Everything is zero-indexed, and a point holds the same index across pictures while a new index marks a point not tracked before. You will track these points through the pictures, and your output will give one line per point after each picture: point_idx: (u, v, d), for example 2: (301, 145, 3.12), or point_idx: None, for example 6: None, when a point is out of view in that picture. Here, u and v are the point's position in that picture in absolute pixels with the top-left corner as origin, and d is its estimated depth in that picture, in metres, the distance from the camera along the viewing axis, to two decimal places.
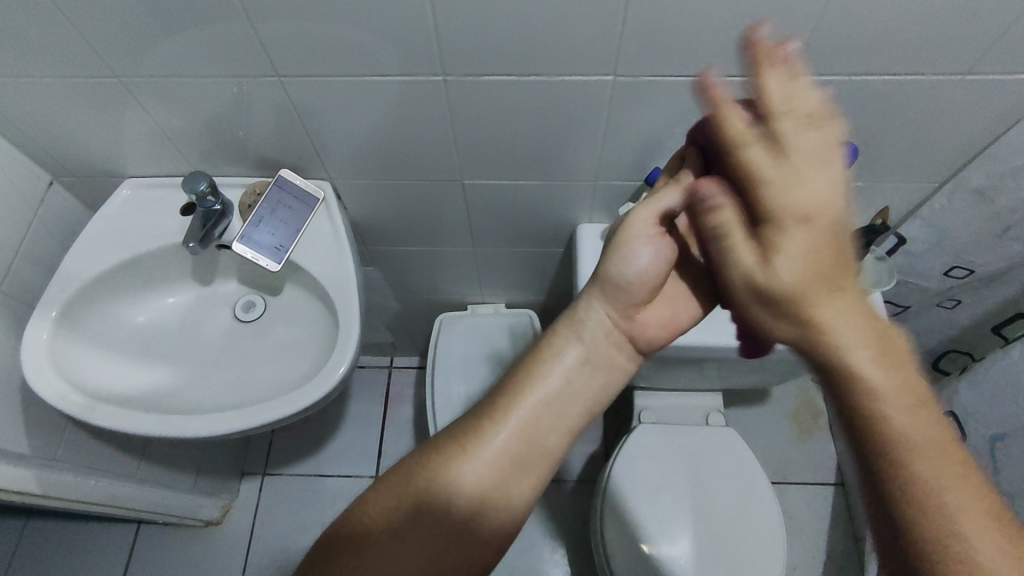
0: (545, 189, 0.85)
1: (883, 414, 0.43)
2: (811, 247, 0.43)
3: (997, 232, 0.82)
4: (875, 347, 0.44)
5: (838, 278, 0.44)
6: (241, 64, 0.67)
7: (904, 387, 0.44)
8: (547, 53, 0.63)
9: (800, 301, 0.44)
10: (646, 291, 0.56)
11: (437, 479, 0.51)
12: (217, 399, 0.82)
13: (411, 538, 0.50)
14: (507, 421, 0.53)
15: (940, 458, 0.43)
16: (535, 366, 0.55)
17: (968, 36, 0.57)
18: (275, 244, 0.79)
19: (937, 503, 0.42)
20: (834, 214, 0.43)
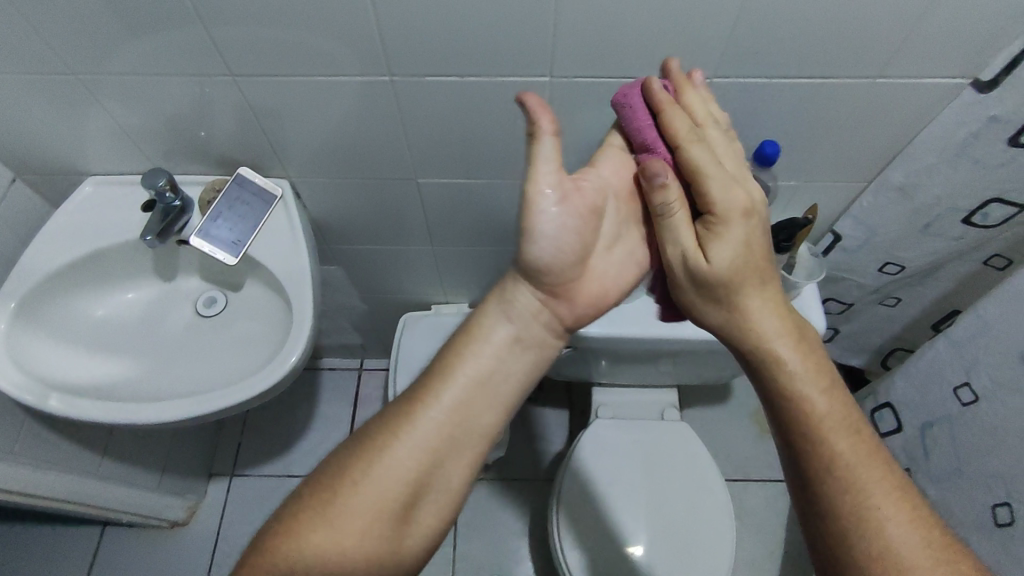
0: (497, 187, 0.89)
1: (799, 393, 0.52)
2: (740, 246, 0.54)
3: (921, 228, 0.87)
4: (791, 334, 0.54)
5: (763, 274, 0.54)
6: (196, 64, 0.70)
7: (818, 370, 0.53)
8: (488, 54, 0.66)
9: (733, 288, 0.54)
10: (565, 268, 0.58)
11: (379, 453, 0.56)
12: (173, 389, 0.84)
13: (360, 510, 0.53)
14: (444, 399, 0.58)
15: (848, 437, 0.51)
16: (465, 348, 0.60)
17: (872, 39, 0.62)
18: (233, 239, 0.81)
19: (847, 475, 0.50)
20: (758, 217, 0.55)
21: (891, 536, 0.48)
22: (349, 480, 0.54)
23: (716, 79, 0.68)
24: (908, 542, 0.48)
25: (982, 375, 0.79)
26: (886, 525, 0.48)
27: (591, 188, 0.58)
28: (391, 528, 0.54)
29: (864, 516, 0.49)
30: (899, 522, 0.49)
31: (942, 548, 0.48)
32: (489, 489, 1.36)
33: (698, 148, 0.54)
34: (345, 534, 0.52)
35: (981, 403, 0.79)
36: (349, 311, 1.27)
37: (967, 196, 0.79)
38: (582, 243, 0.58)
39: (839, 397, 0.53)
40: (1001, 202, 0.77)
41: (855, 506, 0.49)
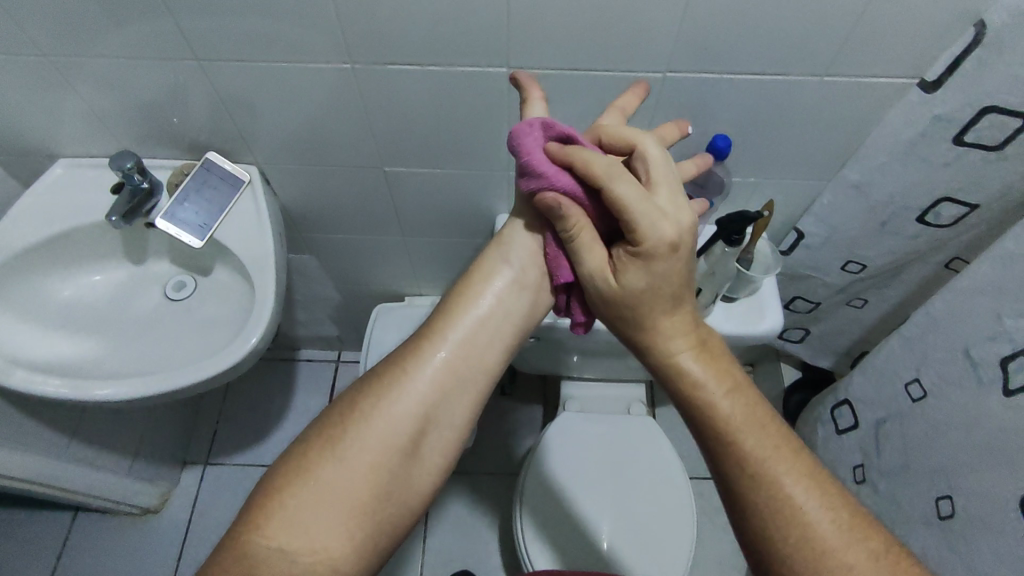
0: (463, 178, 0.90)
1: (715, 405, 0.53)
2: (661, 277, 0.52)
3: (877, 227, 0.88)
4: (697, 345, 0.55)
5: (678, 298, 0.54)
6: (162, 49, 0.71)
7: (724, 378, 0.55)
8: (446, 44, 0.68)
9: (640, 311, 0.54)
10: None
11: (390, 390, 0.57)
12: (137, 368, 0.85)
13: (376, 440, 0.55)
14: (451, 336, 0.61)
15: (768, 439, 0.52)
16: (465, 295, 0.63)
17: (817, 37, 0.64)
18: (199, 222, 0.83)
19: (772, 482, 0.51)
20: (689, 244, 0.52)
21: (820, 536, 0.49)
22: (361, 413, 0.56)
23: (670, 73, 0.69)
24: (834, 537, 0.49)
25: (930, 372, 0.81)
26: (809, 524, 0.49)
27: None
28: (400, 458, 0.55)
29: (798, 519, 0.49)
30: (820, 519, 0.49)
31: (864, 535, 0.49)
32: (460, 482, 1.37)
33: (625, 184, 0.51)
34: (359, 463, 0.53)
35: (929, 399, 0.82)
36: (324, 301, 1.29)
37: (919, 195, 0.80)
38: None
39: (747, 399, 0.54)
40: (953, 201, 0.79)
41: (782, 512, 0.50)
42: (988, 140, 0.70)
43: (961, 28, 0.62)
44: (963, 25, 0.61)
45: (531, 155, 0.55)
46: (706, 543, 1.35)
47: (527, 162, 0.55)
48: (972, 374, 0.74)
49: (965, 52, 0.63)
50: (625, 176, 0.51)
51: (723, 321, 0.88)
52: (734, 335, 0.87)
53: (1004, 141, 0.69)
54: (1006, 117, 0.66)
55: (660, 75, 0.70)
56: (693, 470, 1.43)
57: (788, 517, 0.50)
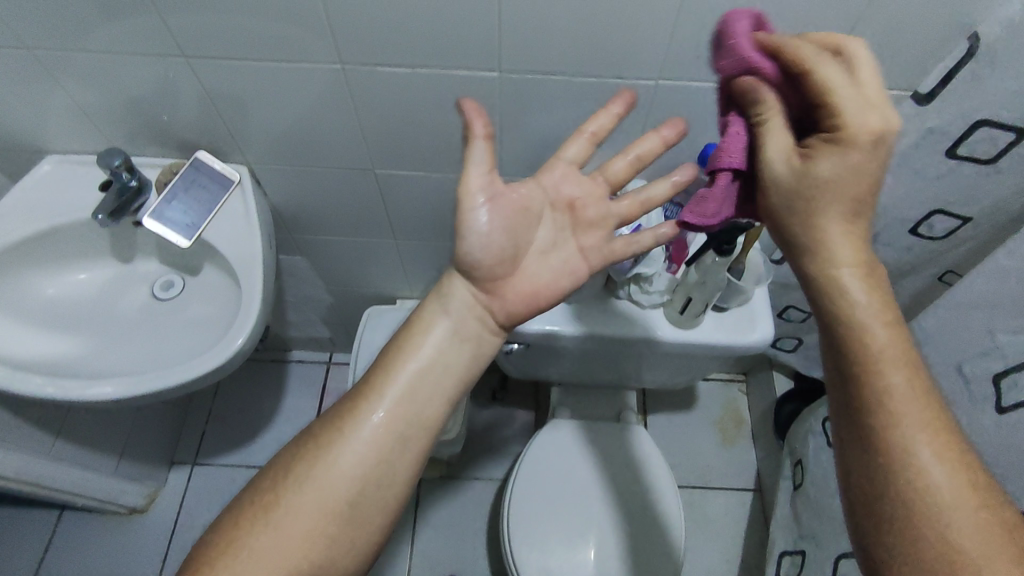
0: (456, 181, 0.89)
1: (863, 330, 0.47)
2: (854, 174, 0.45)
3: (870, 237, 0.87)
4: (867, 263, 0.47)
5: (859, 205, 0.46)
6: (151, 48, 0.71)
7: (885, 307, 0.47)
8: (437, 47, 0.67)
9: (812, 207, 0.47)
10: (494, 262, 0.59)
11: (325, 451, 0.55)
12: (121, 369, 0.84)
13: (308, 510, 0.52)
14: (389, 391, 0.57)
15: (911, 377, 0.46)
16: (401, 350, 0.59)
17: None
18: (188, 222, 0.82)
19: (903, 417, 0.46)
20: (889, 145, 0.44)
21: (934, 487, 0.44)
22: (293, 478, 0.54)
23: (661, 81, 0.69)
24: (951, 489, 0.44)
25: None
26: (931, 483, 0.44)
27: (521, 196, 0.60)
28: (337, 523, 0.53)
29: (914, 464, 0.45)
30: (946, 480, 0.44)
31: (980, 495, 0.44)
32: (450, 487, 1.36)
33: (829, 66, 0.44)
34: (291, 533, 0.52)
35: None
36: (315, 302, 1.28)
37: (912, 207, 0.79)
38: (514, 241, 0.60)
39: (901, 335, 0.47)
40: (945, 214, 0.78)
41: (903, 450, 0.45)
42: (981, 155, 0.69)
43: (954, 41, 0.61)
44: (955, 37, 0.61)
45: (739, 38, 0.47)
46: (696, 553, 1.34)
47: (730, 47, 0.48)
48: (964, 390, 0.73)
49: (958, 64, 0.62)
50: (832, 60, 0.45)
51: (713, 330, 0.87)
52: (723, 344, 0.87)
53: (997, 155, 0.68)
54: (998, 131, 0.66)
55: (652, 82, 0.69)
56: (684, 478, 1.42)
57: (913, 471, 0.45)
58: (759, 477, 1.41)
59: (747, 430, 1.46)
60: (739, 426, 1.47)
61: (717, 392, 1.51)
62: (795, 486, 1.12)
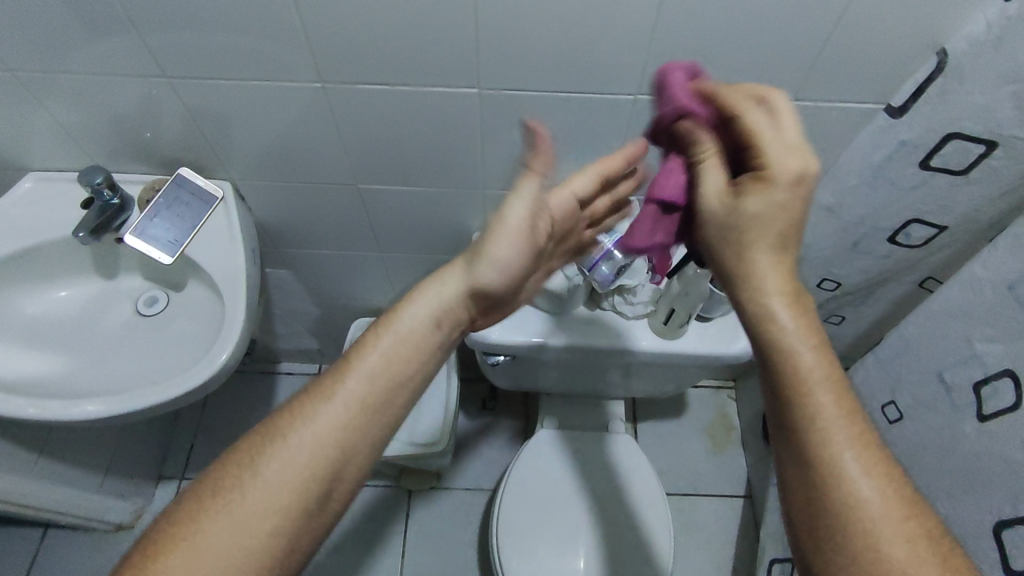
0: (439, 195, 0.90)
1: (794, 358, 0.49)
2: (776, 209, 0.48)
3: (850, 246, 0.87)
4: (793, 292, 0.50)
5: (785, 237, 0.49)
6: (129, 66, 0.71)
7: (812, 331, 0.49)
8: (416, 65, 0.68)
9: (740, 237, 0.50)
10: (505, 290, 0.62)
11: (284, 442, 0.54)
12: (102, 386, 0.84)
13: (272, 487, 0.52)
14: (354, 389, 0.56)
15: (839, 398, 0.48)
16: (378, 331, 0.60)
17: (782, 62, 0.64)
18: (171, 239, 0.82)
19: (835, 438, 0.47)
20: (809, 186, 0.47)
21: (864, 502, 0.46)
22: (262, 455, 0.53)
23: (640, 95, 0.70)
24: (878, 508, 0.46)
25: (905, 394, 0.82)
26: (860, 502, 0.46)
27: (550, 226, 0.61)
28: (291, 516, 0.52)
29: (847, 481, 0.47)
30: (873, 496, 0.46)
31: (906, 510, 0.46)
32: (440, 498, 1.36)
33: (754, 113, 0.49)
34: (254, 511, 0.51)
35: (905, 422, 0.82)
36: (303, 314, 1.28)
37: (889, 216, 0.80)
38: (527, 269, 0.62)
39: (826, 356, 0.49)
40: (922, 223, 0.79)
41: (830, 468, 0.47)
42: (954, 165, 0.70)
43: (923, 57, 0.63)
44: (924, 53, 0.62)
45: (675, 88, 0.52)
46: (687, 561, 1.35)
47: (668, 95, 0.52)
48: (946, 398, 0.74)
49: (929, 79, 0.64)
50: (757, 107, 0.49)
51: (697, 340, 0.88)
52: (706, 354, 0.88)
53: (969, 166, 0.69)
54: (970, 143, 0.66)
55: (630, 96, 0.70)
56: (674, 486, 1.42)
57: (840, 491, 0.47)
58: (749, 484, 1.41)
59: (736, 436, 1.47)
60: (728, 433, 1.47)
61: (706, 399, 1.51)
62: None
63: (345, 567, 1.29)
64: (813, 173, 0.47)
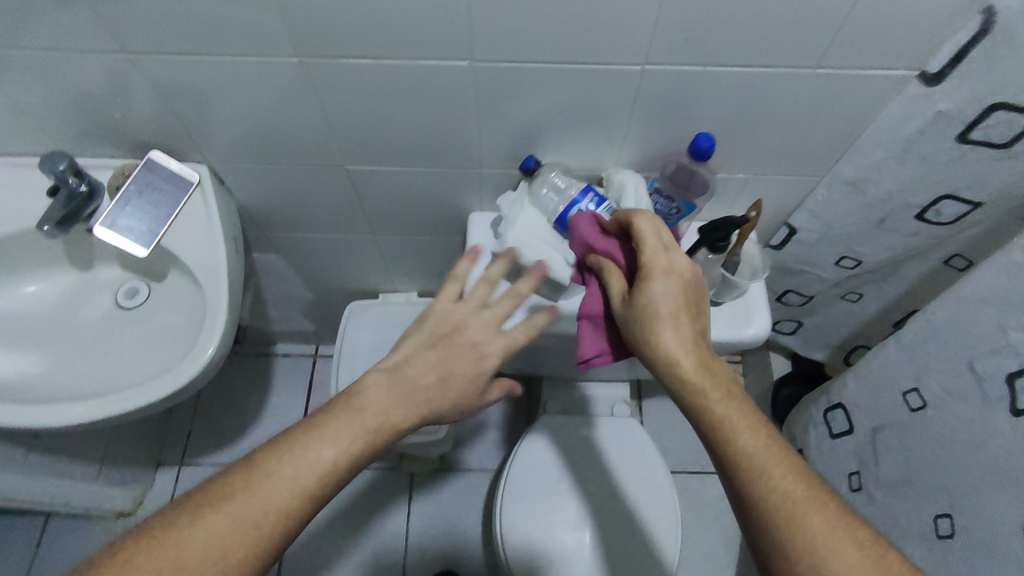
0: (433, 175, 0.84)
1: (715, 413, 0.54)
2: (659, 302, 0.56)
3: (875, 223, 0.81)
4: (702, 359, 0.56)
5: (683, 318, 0.57)
6: (81, 40, 0.64)
7: (724, 387, 0.55)
8: (403, 36, 0.61)
9: (648, 324, 0.57)
10: (442, 390, 0.60)
11: (187, 528, 0.50)
12: (85, 387, 0.79)
13: (184, 567, 0.49)
14: (275, 477, 0.53)
15: (759, 437, 0.54)
16: (328, 416, 0.57)
17: (809, 26, 0.57)
18: (144, 229, 0.76)
19: (767, 473, 0.52)
20: (682, 276, 0.57)
21: (810, 523, 0.50)
22: (192, 523, 0.51)
23: (648, 66, 0.63)
24: (819, 522, 0.50)
25: (931, 382, 0.77)
26: (805, 520, 0.51)
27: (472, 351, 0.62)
28: None
29: (795, 508, 0.51)
30: (813, 511, 0.51)
31: (844, 519, 0.51)
32: (442, 481, 1.34)
33: (637, 230, 0.59)
34: None
35: (930, 410, 0.78)
36: (295, 297, 1.23)
37: (919, 192, 0.74)
38: (460, 371, 0.61)
39: (743, 406, 0.55)
40: (955, 199, 0.73)
41: (775, 496, 0.51)
42: (996, 139, 0.65)
43: (967, 18, 0.56)
44: (968, 14, 0.55)
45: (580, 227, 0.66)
46: (693, 539, 1.33)
47: (575, 233, 0.67)
48: (977, 388, 0.70)
49: (970, 42, 0.58)
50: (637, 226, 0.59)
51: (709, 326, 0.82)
52: (717, 341, 0.82)
53: (1013, 140, 0.64)
54: (1016, 114, 0.61)
55: (637, 68, 0.63)
56: (679, 464, 1.40)
57: (789, 514, 0.51)
58: None
59: None
60: None
61: None
62: None
63: (349, 551, 1.28)
64: (684, 270, 0.58)
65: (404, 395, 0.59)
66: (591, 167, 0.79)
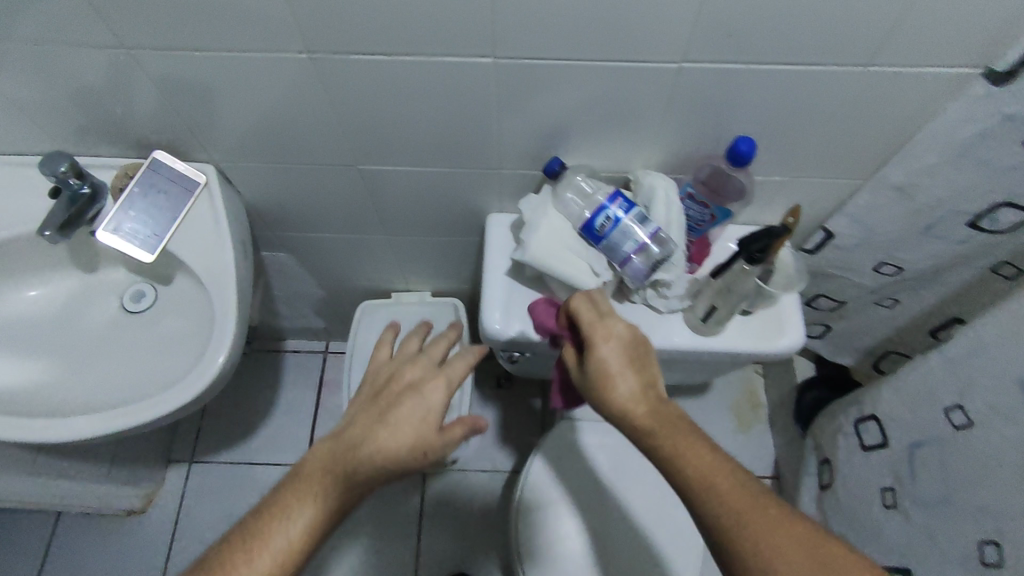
0: (450, 175, 0.79)
1: (672, 454, 0.56)
2: (605, 361, 0.59)
3: (921, 230, 0.76)
4: (654, 407, 0.58)
5: (631, 373, 0.59)
6: (78, 34, 0.60)
7: (678, 427, 0.57)
8: (421, 31, 0.57)
9: (601, 383, 0.59)
10: (391, 431, 0.58)
11: None
12: (91, 396, 0.77)
13: None
14: (265, 550, 0.54)
15: (716, 469, 0.55)
16: (296, 489, 0.57)
17: (866, 20, 0.52)
18: (149, 233, 0.73)
19: (732, 510, 0.53)
20: (623, 335, 0.60)
21: (772, 548, 0.52)
22: None
23: (686, 63, 0.58)
24: (784, 547, 0.52)
25: (977, 400, 0.73)
26: (771, 547, 0.52)
27: (413, 392, 0.61)
28: None
29: (756, 535, 0.52)
30: (776, 534, 0.52)
31: (809, 537, 0.52)
32: (455, 482, 1.32)
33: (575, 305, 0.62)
34: None
35: (976, 430, 0.73)
36: (306, 296, 1.20)
37: (972, 199, 0.69)
38: (406, 411, 0.59)
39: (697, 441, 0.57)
40: (1013, 207, 0.68)
41: (738, 526, 0.53)
42: None
43: None
44: None
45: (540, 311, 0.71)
46: None
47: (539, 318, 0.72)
48: None
49: None
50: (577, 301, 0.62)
51: (737, 337, 0.77)
52: (749, 352, 0.78)
53: None
54: None
55: (674, 65, 0.59)
56: None
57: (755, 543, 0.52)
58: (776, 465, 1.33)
59: (763, 413, 1.40)
60: (754, 410, 1.40)
61: (732, 374, 1.42)
62: (822, 486, 1.04)
63: (362, 553, 1.26)
64: (624, 331, 0.60)
65: (355, 449, 0.57)
66: (618, 169, 0.75)
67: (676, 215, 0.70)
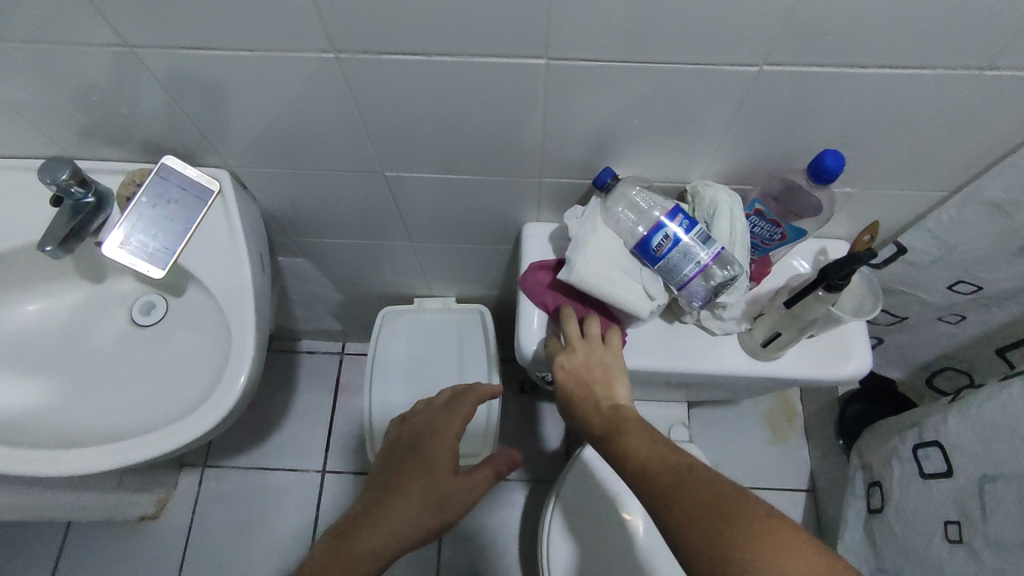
0: (484, 183, 0.73)
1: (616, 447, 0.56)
2: (563, 381, 0.65)
3: (1010, 249, 0.69)
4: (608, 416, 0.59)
5: (589, 386, 0.63)
6: (77, 31, 0.54)
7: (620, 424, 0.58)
8: (464, 31, 0.50)
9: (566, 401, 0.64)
10: (414, 495, 0.65)
11: None
12: (100, 419, 0.72)
13: None
14: None
15: (649, 453, 0.53)
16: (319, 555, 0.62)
17: (988, 22, 0.45)
18: (158, 247, 0.67)
19: (654, 490, 0.50)
20: (580, 356, 0.65)
21: (684, 522, 0.47)
22: None
23: (768, 66, 0.51)
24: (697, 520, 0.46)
25: None
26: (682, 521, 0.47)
27: (427, 458, 0.69)
28: None
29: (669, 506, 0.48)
30: (694, 510, 0.47)
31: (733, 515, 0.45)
32: None
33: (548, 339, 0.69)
34: None
35: None
36: (324, 299, 1.15)
37: None
38: (428, 478, 0.67)
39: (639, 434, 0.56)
40: None
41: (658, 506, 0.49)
42: None
43: None
44: None
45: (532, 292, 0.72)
46: None
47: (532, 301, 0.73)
48: None
49: None
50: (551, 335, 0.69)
51: (799, 362, 0.70)
52: (810, 380, 0.70)
53: None
54: None
55: (754, 69, 0.51)
56: (733, 479, 1.27)
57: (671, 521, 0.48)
58: (812, 479, 1.27)
59: (799, 424, 1.31)
60: (790, 420, 1.31)
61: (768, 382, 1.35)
62: (871, 510, 0.97)
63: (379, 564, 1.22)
64: (581, 352, 0.65)
65: (376, 519, 0.64)
66: (674, 179, 0.68)
67: (741, 230, 0.63)
